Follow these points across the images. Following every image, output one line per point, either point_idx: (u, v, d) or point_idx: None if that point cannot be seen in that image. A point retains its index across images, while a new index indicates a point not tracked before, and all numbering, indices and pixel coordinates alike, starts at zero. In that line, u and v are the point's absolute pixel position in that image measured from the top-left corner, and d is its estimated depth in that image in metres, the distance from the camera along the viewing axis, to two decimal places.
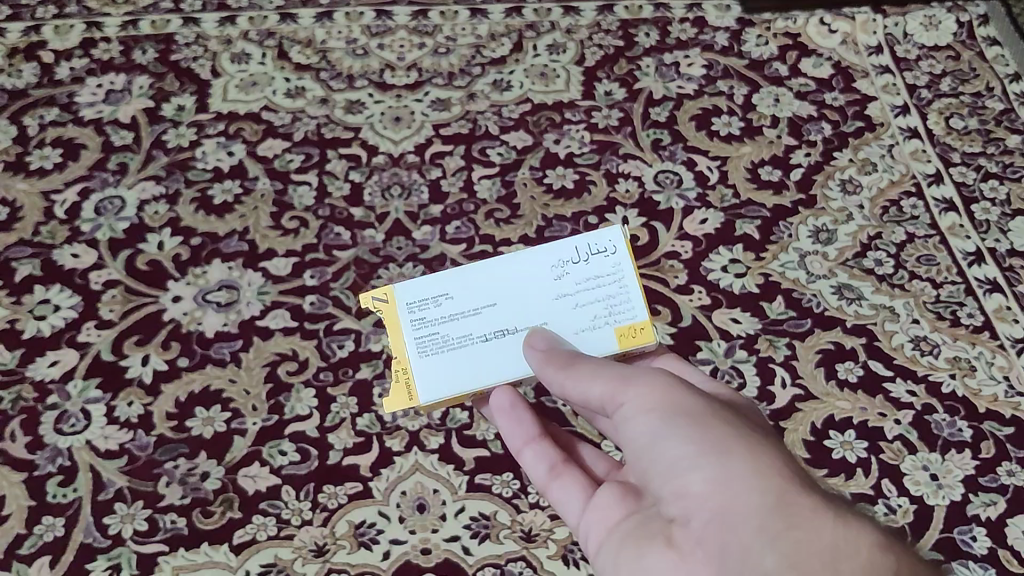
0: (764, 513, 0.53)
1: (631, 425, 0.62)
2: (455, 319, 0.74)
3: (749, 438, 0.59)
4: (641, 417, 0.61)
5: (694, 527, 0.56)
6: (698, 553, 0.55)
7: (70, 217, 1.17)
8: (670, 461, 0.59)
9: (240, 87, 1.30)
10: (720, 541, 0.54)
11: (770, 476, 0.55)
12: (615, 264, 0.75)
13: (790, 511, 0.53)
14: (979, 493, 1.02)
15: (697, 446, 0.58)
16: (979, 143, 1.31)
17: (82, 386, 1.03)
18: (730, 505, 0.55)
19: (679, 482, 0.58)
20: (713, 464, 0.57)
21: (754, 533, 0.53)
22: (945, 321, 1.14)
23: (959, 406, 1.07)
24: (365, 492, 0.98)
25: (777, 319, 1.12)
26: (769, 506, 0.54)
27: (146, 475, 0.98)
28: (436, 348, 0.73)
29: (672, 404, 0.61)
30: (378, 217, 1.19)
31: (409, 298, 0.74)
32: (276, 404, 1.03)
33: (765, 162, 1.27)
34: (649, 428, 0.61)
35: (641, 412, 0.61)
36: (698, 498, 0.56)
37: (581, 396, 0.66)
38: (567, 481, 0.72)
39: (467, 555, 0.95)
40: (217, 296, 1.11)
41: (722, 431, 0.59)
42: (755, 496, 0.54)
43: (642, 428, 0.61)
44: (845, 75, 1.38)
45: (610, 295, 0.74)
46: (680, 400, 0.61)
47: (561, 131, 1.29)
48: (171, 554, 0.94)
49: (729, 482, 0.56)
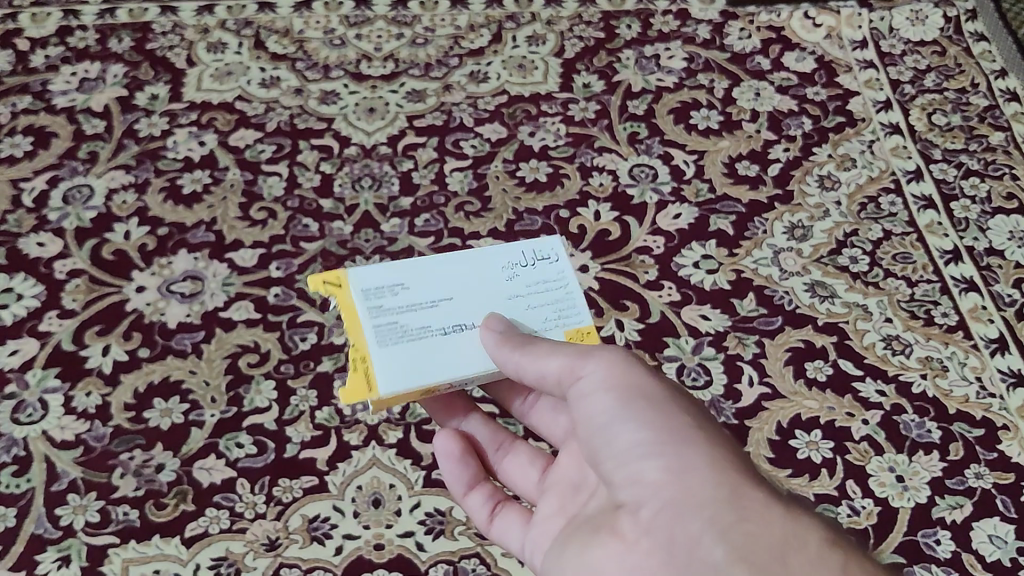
0: (718, 506, 0.54)
1: (585, 405, 0.62)
2: (414, 310, 0.70)
3: (704, 425, 0.60)
4: (596, 399, 0.61)
5: (642, 516, 0.57)
6: (647, 542, 0.57)
7: (37, 205, 1.16)
8: (625, 447, 0.59)
9: (215, 76, 1.29)
10: (669, 532, 0.55)
11: (724, 468, 0.56)
12: (559, 270, 0.74)
13: (743, 504, 0.54)
14: (945, 496, 1.00)
15: (653, 433, 0.58)
16: (961, 140, 1.29)
17: (41, 375, 1.02)
18: (684, 495, 0.56)
19: (633, 468, 0.58)
20: (668, 453, 0.57)
21: (707, 525, 0.54)
22: (918, 320, 1.12)
23: (929, 406, 1.06)
24: (321, 486, 0.97)
25: (748, 316, 1.11)
26: (723, 499, 0.55)
27: (101, 466, 0.97)
28: (395, 337, 0.69)
29: (631, 387, 0.61)
30: (347, 209, 1.18)
31: (365, 285, 0.70)
32: (235, 396, 1.02)
33: (743, 157, 1.25)
34: (604, 410, 0.61)
35: (598, 394, 0.61)
36: (651, 486, 0.57)
37: (535, 375, 0.65)
38: (509, 515, 0.75)
39: (421, 551, 0.94)
40: (181, 287, 1.10)
41: (680, 416, 0.60)
42: (709, 487, 0.55)
43: (597, 408, 0.61)
44: (828, 69, 1.36)
45: (561, 299, 0.73)
46: (641, 381, 0.61)
47: (536, 123, 1.27)
48: (122, 546, 0.93)
49: (683, 471, 0.56)
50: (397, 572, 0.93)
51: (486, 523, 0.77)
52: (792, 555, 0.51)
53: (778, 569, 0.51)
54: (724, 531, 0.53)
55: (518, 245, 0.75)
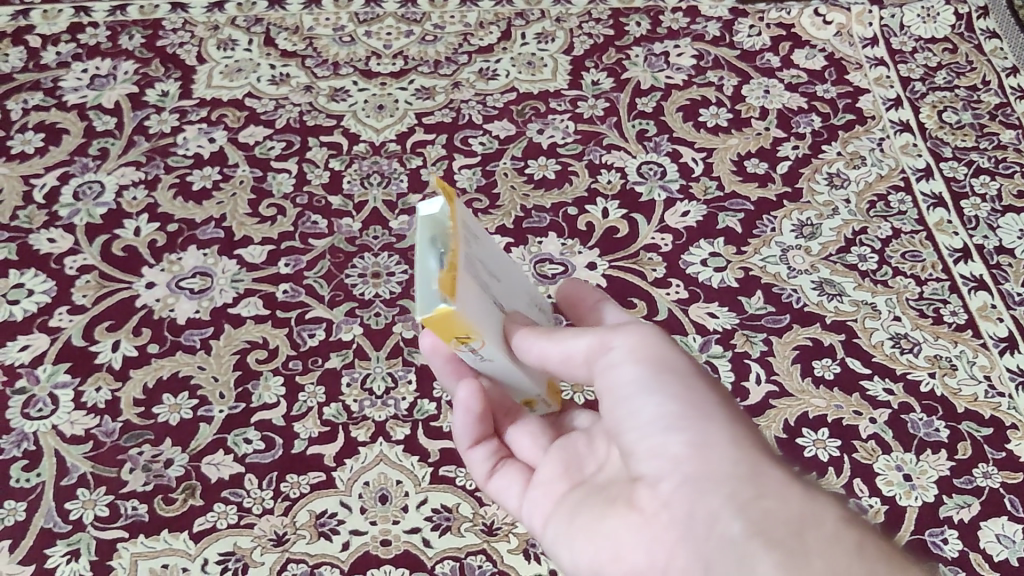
0: (737, 482, 0.53)
1: (610, 378, 0.61)
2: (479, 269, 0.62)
3: (728, 404, 0.59)
4: (622, 371, 0.60)
5: (662, 489, 0.56)
6: (665, 515, 0.55)
7: (48, 202, 1.17)
8: (647, 419, 0.58)
9: (225, 73, 1.30)
10: (688, 506, 0.54)
11: (746, 448, 0.56)
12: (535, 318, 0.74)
13: (763, 482, 0.53)
14: (952, 495, 1.00)
15: (680, 406, 0.58)
16: (972, 138, 1.28)
17: (51, 371, 1.03)
18: (706, 470, 0.55)
19: (654, 440, 0.57)
20: (694, 427, 0.57)
21: (725, 500, 0.53)
22: (927, 319, 1.12)
23: (937, 405, 1.06)
24: (328, 482, 0.97)
25: (756, 314, 1.11)
26: (742, 475, 0.54)
27: (110, 461, 0.98)
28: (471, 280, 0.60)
29: (662, 363, 0.60)
30: (356, 206, 1.18)
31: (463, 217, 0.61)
32: (243, 391, 1.03)
33: (752, 154, 1.25)
34: (628, 381, 0.60)
35: (624, 366, 0.60)
36: (674, 458, 0.56)
37: (560, 355, 0.63)
38: (514, 472, 0.72)
39: (428, 547, 0.94)
40: (190, 283, 1.10)
41: (707, 393, 0.59)
42: (730, 464, 0.54)
43: (623, 378, 0.60)
44: (838, 66, 1.35)
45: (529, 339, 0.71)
46: (669, 356, 0.60)
47: (545, 121, 1.27)
48: (131, 541, 0.93)
49: (707, 447, 0.56)
50: (403, 568, 0.93)
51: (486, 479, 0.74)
52: (807, 533, 0.50)
53: (795, 546, 0.50)
54: (741, 506, 0.52)
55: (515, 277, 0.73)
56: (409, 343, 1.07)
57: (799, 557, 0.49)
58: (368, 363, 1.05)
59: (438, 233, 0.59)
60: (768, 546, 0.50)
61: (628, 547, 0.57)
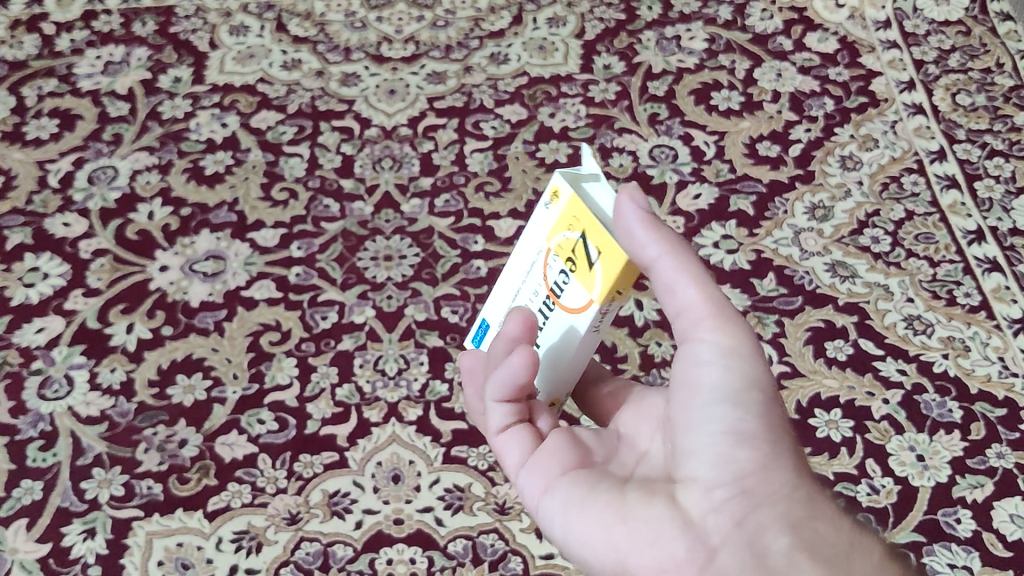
0: (794, 505, 0.50)
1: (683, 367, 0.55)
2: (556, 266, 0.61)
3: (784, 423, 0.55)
4: (698, 366, 0.54)
5: (715, 495, 0.51)
6: (713, 522, 0.50)
7: (62, 186, 1.17)
8: (724, 417, 0.52)
9: (238, 59, 1.30)
10: (740, 517, 0.50)
11: (799, 472, 0.52)
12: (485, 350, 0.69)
13: (817, 508, 0.51)
14: (966, 475, 1.00)
15: (752, 416, 0.52)
16: (986, 120, 1.28)
17: (67, 352, 1.04)
18: (771, 492, 0.50)
19: (720, 444, 0.52)
20: (759, 441, 0.52)
21: (779, 520, 0.49)
22: (941, 300, 1.11)
23: (951, 386, 1.05)
24: (341, 461, 0.98)
25: (768, 295, 1.10)
26: (798, 502, 0.50)
27: (125, 441, 0.98)
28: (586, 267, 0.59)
29: (741, 362, 0.53)
30: (368, 190, 1.18)
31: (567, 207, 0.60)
32: (257, 372, 1.03)
33: (764, 137, 1.25)
34: (699, 377, 0.54)
35: (703, 357, 0.54)
36: (740, 466, 0.51)
37: (661, 281, 0.54)
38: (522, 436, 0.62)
39: (440, 526, 0.95)
40: (204, 266, 1.11)
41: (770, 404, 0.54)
42: (789, 487, 0.51)
43: (693, 376, 0.54)
44: (850, 50, 1.35)
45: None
46: (753, 363, 0.54)
47: (556, 105, 1.27)
48: (146, 519, 0.94)
49: (769, 467, 0.51)
50: (416, 547, 0.94)
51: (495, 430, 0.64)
52: (861, 562, 0.47)
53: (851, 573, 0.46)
54: (793, 527, 0.49)
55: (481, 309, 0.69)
56: (421, 325, 1.07)
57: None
58: (380, 345, 1.05)
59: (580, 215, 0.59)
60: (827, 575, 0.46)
61: (657, 543, 0.51)
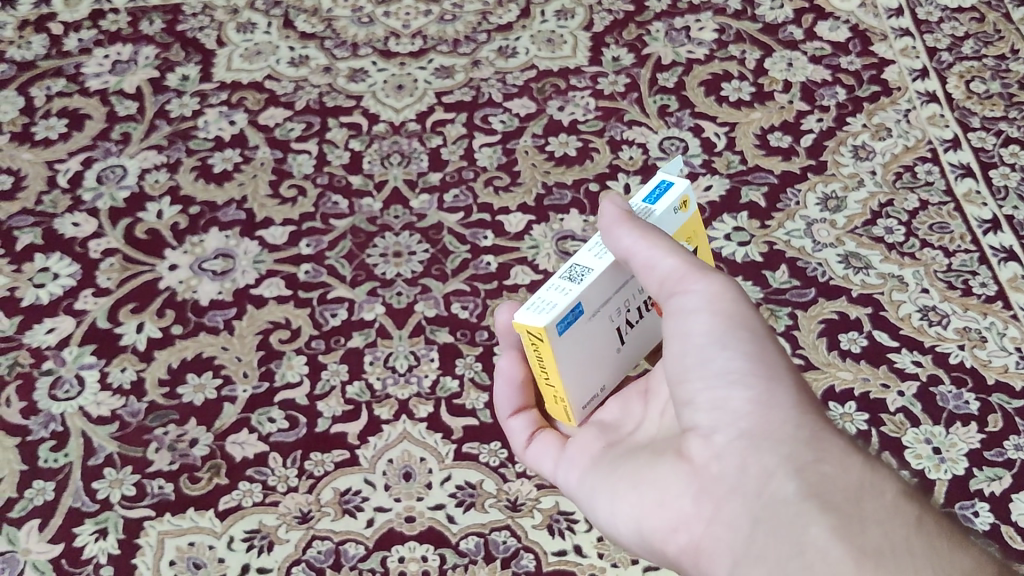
0: (799, 445, 0.54)
1: (676, 325, 0.59)
2: None
3: (791, 361, 0.58)
4: (693, 319, 0.58)
5: (716, 442, 0.56)
6: (716, 470, 0.55)
7: (72, 186, 1.17)
8: (715, 369, 0.57)
9: (245, 56, 1.30)
10: (742, 462, 0.54)
11: (806, 408, 0.56)
12: (564, 355, 0.63)
13: (823, 447, 0.54)
14: (983, 467, 0.98)
15: (747, 361, 0.56)
16: (1001, 108, 1.26)
17: (78, 352, 1.04)
18: (767, 432, 0.54)
19: (716, 390, 0.56)
20: (758, 384, 0.56)
21: (782, 462, 0.53)
22: (956, 291, 1.10)
23: (967, 377, 1.04)
24: (352, 459, 0.98)
25: (780, 288, 1.09)
26: (804, 441, 0.54)
27: (137, 440, 0.98)
28: None
29: (728, 313, 0.57)
30: (377, 186, 1.18)
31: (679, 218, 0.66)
32: (267, 370, 1.03)
33: (775, 128, 1.24)
34: (688, 331, 0.58)
35: (693, 312, 0.58)
36: (735, 413, 0.55)
37: (641, 261, 0.59)
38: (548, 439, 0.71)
39: (452, 523, 0.94)
40: (213, 264, 1.11)
41: (771, 345, 0.58)
42: (795, 427, 0.54)
43: (682, 329, 0.59)
44: (862, 38, 1.34)
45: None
46: (741, 307, 0.58)
47: (566, 98, 1.27)
48: (158, 519, 0.94)
49: (770, 407, 0.55)
50: (428, 544, 0.93)
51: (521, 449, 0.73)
52: (866, 502, 0.51)
53: (853, 514, 0.50)
54: (799, 467, 0.53)
55: (574, 305, 0.62)
56: (431, 322, 1.06)
57: (858, 527, 0.49)
58: (390, 341, 1.05)
59: (692, 222, 0.68)
60: (825, 514, 0.50)
61: (668, 500, 0.58)
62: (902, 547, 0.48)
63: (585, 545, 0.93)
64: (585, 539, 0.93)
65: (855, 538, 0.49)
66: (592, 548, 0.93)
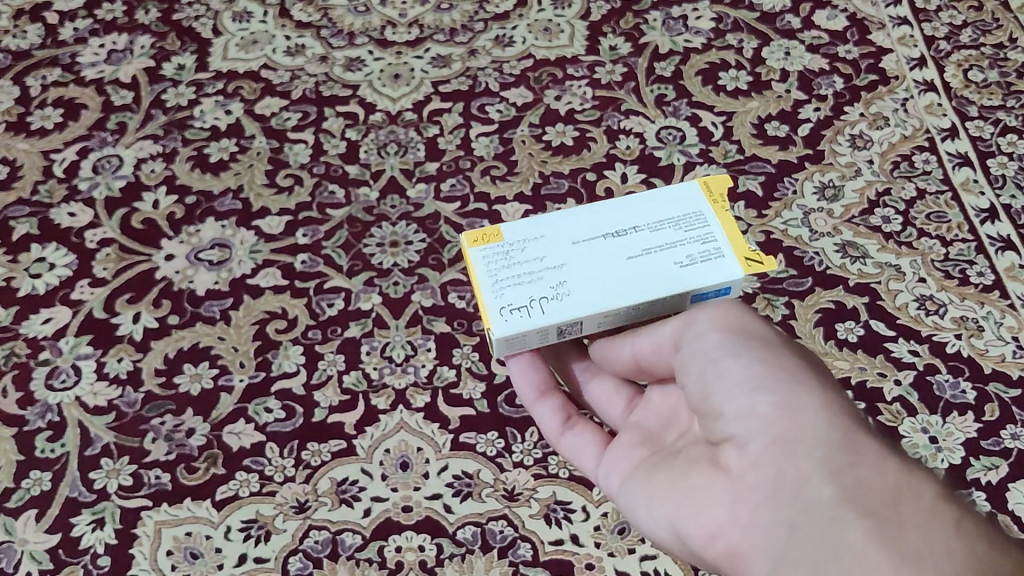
0: (832, 448, 0.50)
1: (694, 347, 0.59)
2: (657, 245, 0.65)
3: (820, 373, 0.56)
4: (704, 339, 0.58)
5: (751, 450, 0.53)
6: (753, 478, 0.52)
7: (68, 175, 1.17)
8: (734, 379, 0.55)
9: (241, 45, 1.30)
10: (777, 467, 0.51)
11: (839, 412, 0.53)
12: None
13: (858, 450, 0.50)
14: (980, 457, 0.97)
15: (763, 370, 0.55)
16: (999, 96, 1.26)
17: (74, 343, 1.04)
18: (799, 436, 0.52)
19: (743, 400, 0.54)
20: (780, 390, 0.54)
21: (815, 467, 0.50)
22: (953, 280, 1.10)
23: (964, 366, 1.03)
24: (349, 449, 0.98)
25: (777, 278, 1.09)
26: (836, 443, 0.51)
27: (134, 431, 0.98)
28: (691, 221, 0.66)
29: (737, 329, 0.58)
30: (373, 175, 1.17)
31: (717, 263, 0.64)
32: (264, 360, 1.03)
33: (773, 117, 1.24)
34: (703, 348, 0.58)
35: (702, 333, 0.59)
36: (762, 420, 0.53)
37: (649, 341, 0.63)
38: (586, 436, 0.68)
39: (449, 513, 0.94)
40: (209, 254, 1.10)
41: (791, 358, 0.56)
42: (824, 429, 0.52)
43: (696, 352, 0.58)
44: (860, 27, 1.34)
45: (507, 272, 0.65)
46: (750, 322, 0.59)
47: (563, 87, 1.26)
48: (155, 509, 0.94)
49: (799, 412, 0.53)
50: (425, 534, 0.93)
51: (555, 434, 0.71)
52: (902, 504, 0.47)
53: (888, 517, 0.46)
54: (834, 471, 0.49)
55: None
56: (427, 312, 1.06)
57: (894, 529, 0.46)
58: (387, 332, 1.05)
59: (726, 243, 0.65)
60: (860, 514, 0.47)
61: (703, 509, 0.54)
62: (938, 548, 0.44)
63: (582, 535, 0.93)
64: (581, 528, 0.93)
65: (888, 539, 0.45)
66: (589, 537, 0.93)
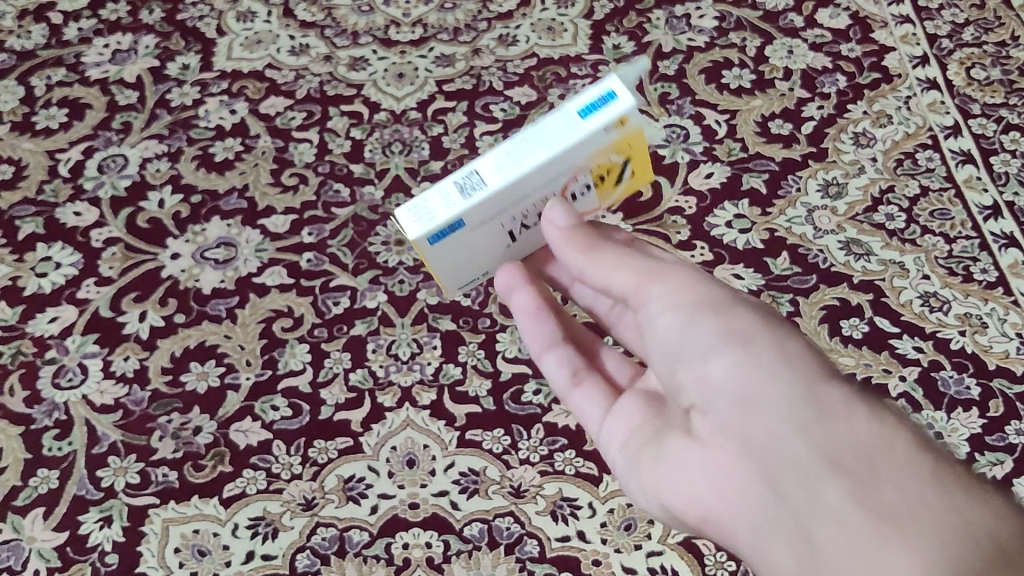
0: (796, 404, 0.49)
1: (647, 310, 0.56)
2: None
3: (774, 320, 0.54)
4: (655, 300, 0.56)
5: (715, 414, 0.52)
6: (721, 442, 0.51)
7: (73, 175, 1.17)
8: (690, 343, 0.53)
9: (245, 45, 1.31)
10: (744, 430, 0.50)
11: (800, 365, 0.51)
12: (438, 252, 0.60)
13: (824, 403, 0.49)
14: (984, 453, 0.99)
15: (717, 331, 0.53)
16: (1001, 94, 1.26)
17: (80, 341, 1.04)
18: (760, 395, 0.50)
19: (702, 364, 0.53)
20: (737, 349, 0.52)
21: (782, 427, 0.49)
22: (957, 277, 1.10)
23: (968, 363, 1.04)
24: (356, 447, 0.98)
25: (781, 275, 1.10)
26: (800, 397, 0.49)
27: (140, 429, 0.99)
28: None
29: (688, 289, 0.55)
30: (378, 174, 1.18)
31: None
32: (270, 359, 1.03)
33: (776, 115, 1.24)
34: (655, 312, 0.56)
35: (654, 296, 0.56)
36: (721, 382, 0.51)
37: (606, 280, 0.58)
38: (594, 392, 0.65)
39: (456, 510, 0.95)
40: (215, 253, 1.11)
41: (742, 312, 0.54)
42: (785, 384, 0.50)
43: (653, 315, 0.56)
44: (863, 25, 1.34)
45: None
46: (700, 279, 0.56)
47: (566, 86, 1.27)
48: (162, 507, 0.94)
49: (759, 368, 0.51)
50: (432, 531, 0.94)
51: (563, 389, 0.67)
52: (877, 459, 0.46)
53: (865, 474, 0.46)
54: (804, 429, 0.48)
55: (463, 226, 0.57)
56: (433, 309, 1.06)
57: (873, 487, 0.46)
58: (393, 329, 1.05)
59: None
60: (837, 475, 0.46)
61: (681, 476, 0.53)
62: (916, 501, 0.45)
63: (588, 531, 0.93)
64: (588, 524, 0.94)
65: (866, 497, 0.45)
66: (595, 533, 0.93)
